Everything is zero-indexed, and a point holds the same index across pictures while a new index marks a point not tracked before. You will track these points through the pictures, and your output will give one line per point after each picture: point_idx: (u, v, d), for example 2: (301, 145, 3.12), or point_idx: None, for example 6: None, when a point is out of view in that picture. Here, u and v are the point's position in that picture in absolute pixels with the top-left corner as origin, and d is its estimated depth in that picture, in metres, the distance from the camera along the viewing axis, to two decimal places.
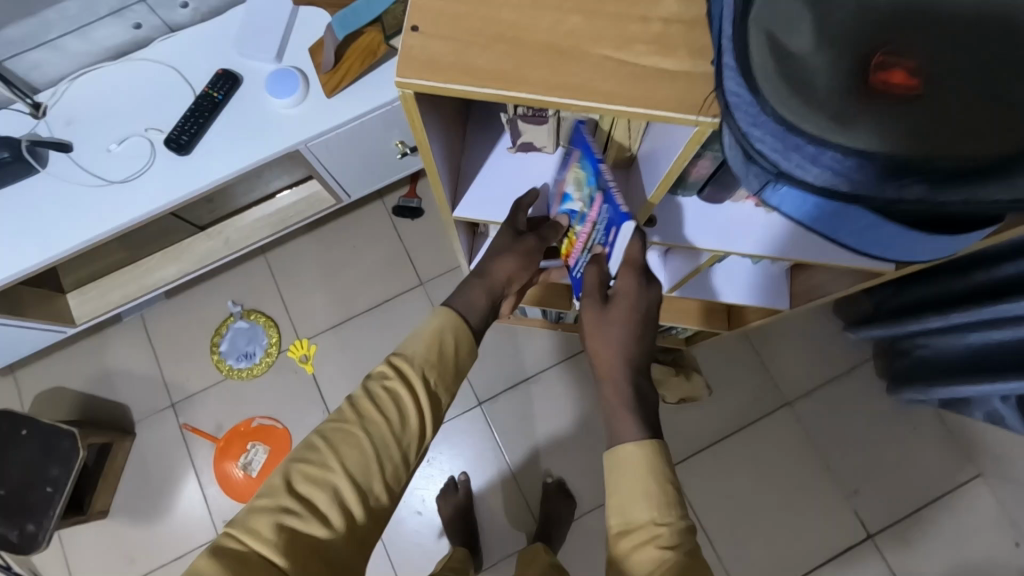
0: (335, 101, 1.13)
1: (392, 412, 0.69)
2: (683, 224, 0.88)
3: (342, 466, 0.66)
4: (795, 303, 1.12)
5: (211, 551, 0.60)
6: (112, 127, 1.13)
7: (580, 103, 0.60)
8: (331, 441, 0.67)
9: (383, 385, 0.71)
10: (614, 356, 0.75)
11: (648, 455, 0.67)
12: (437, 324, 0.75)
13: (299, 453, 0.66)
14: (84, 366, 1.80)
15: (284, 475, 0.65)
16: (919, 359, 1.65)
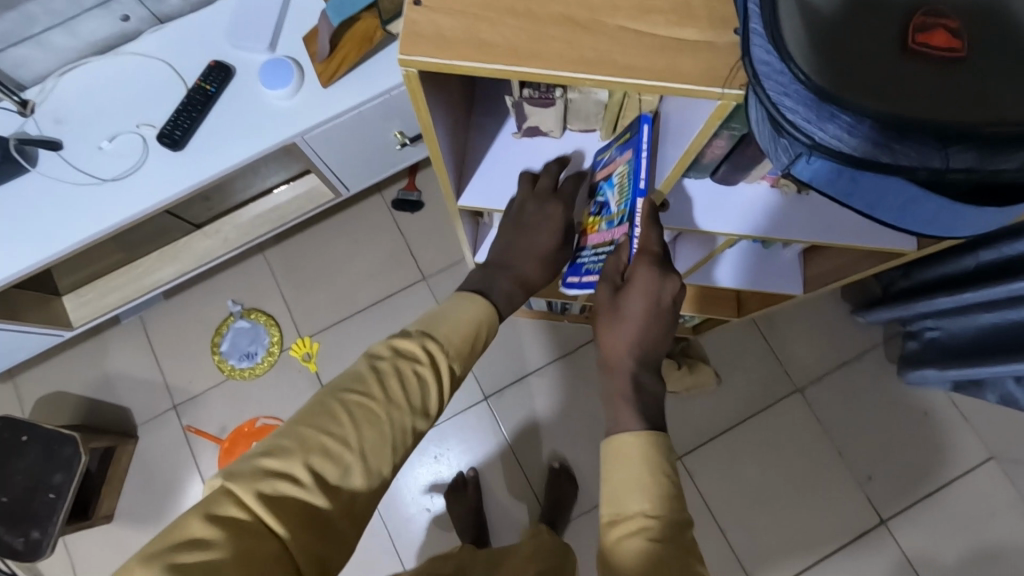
0: (331, 92, 1.10)
1: (418, 398, 0.67)
2: (698, 209, 0.85)
3: (360, 446, 0.62)
4: (808, 288, 1.10)
5: (210, 514, 0.56)
6: (104, 123, 1.10)
7: (598, 78, 0.57)
8: (353, 417, 0.63)
9: (414, 368, 0.67)
10: (622, 349, 0.72)
11: (646, 446, 0.64)
12: (472, 314, 0.72)
13: (316, 421, 0.62)
14: (84, 370, 1.77)
15: (301, 442, 0.61)
16: (933, 342, 1.63)
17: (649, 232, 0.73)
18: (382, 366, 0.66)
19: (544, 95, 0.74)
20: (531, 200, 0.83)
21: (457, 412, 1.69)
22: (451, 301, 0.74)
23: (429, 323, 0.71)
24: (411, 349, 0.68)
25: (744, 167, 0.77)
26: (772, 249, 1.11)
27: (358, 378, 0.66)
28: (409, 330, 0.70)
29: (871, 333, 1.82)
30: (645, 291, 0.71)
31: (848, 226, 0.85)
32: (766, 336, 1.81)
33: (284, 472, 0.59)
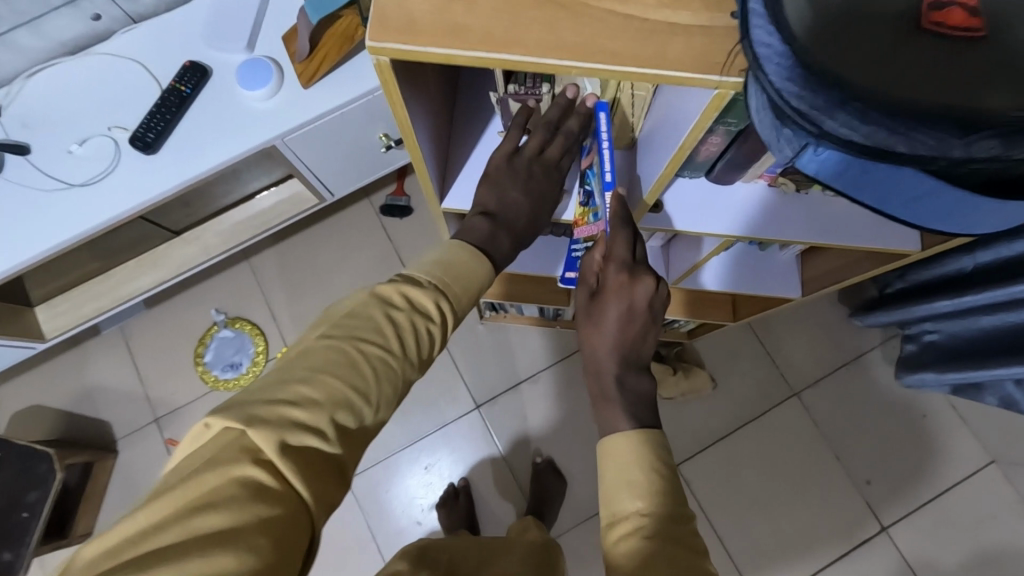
0: (311, 93, 1.06)
1: (426, 351, 0.66)
2: (698, 211, 0.81)
3: (377, 400, 0.61)
4: (806, 291, 1.06)
5: (235, 471, 0.51)
6: (75, 126, 1.05)
7: (585, 65, 0.54)
8: (372, 371, 0.61)
9: (427, 325, 0.65)
10: (602, 355, 0.67)
11: (633, 444, 0.60)
12: (485, 271, 0.71)
13: (335, 370, 0.59)
14: (62, 383, 1.71)
15: (324, 393, 0.58)
16: (931, 344, 1.60)
17: (616, 235, 0.68)
18: (397, 318, 0.64)
19: (529, 90, 0.76)
20: (536, 160, 0.78)
21: (448, 422, 1.64)
22: (460, 251, 0.71)
23: (445, 275, 0.68)
24: (426, 303, 0.66)
25: (740, 164, 0.73)
26: (768, 251, 1.07)
27: (372, 330, 0.63)
28: (422, 280, 0.67)
29: (868, 335, 1.79)
30: (619, 291, 0.68)
31: (851, 225, 0.82)
32: (762, 341, 1.78)
33: (308, 425, 0.56)
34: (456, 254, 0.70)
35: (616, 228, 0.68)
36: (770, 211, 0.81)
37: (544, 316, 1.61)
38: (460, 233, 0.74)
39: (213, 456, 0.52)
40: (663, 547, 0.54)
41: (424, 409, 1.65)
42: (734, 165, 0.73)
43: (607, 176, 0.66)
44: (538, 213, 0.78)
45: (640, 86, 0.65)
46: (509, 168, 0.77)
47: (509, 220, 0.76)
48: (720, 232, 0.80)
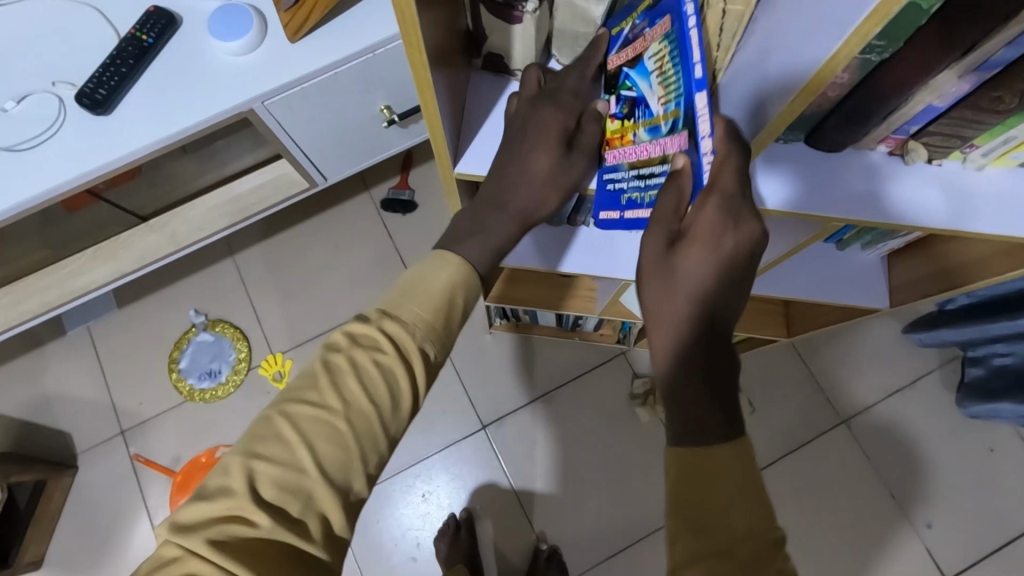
0: (298, 48, 0.88)
1: (384, 393, 0.50)
2: (820, 181, 0.59)
3: (318, 466, 0.47)
4: (897, 300, 0.87)
5: (171, 571, 0.43)
6: (16, 80, 0.88)
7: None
8: (302, 433, 0.47)
9: (374, 358, 0.50)
10: (682, 320, 0.50)
11: (684, 459, 0.47)
12: (450, 270, 0.53)
13: (258, 444, 0.47)
14: (16, 389, 1.51)
15: (245, 475, 0.46)
16: (1002, 369, 1.39)
17: (727, 160, 0.49)
18: (335, 361, 0.50)
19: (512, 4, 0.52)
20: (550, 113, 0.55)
21: (449, 445, 1.44)
22: (414, 269, 0.54)
23: (395, 298, 0.53)
24: (370, 336, 0.51)
25: (864, 117, 0.52)
26: (848, 251, 0.90)
27: (307, 381, 0.49)
28: (365, 312, 0.53)
29: (926, 356, 1.57)
30: (718, 236, 0.48)
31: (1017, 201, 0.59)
32: (807, 362, 1.57)
33: (235, 515, 0.45)
34: (416, 267, 0.55)
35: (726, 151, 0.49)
36: (920, 189, 0.60)
37: (561, 326, 1.42)
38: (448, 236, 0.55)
39: (155, 563, 0.44)
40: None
41: (421, 428, 1.45)
42: (851, 118, 0.53)
43: (697, 69, 0.44)
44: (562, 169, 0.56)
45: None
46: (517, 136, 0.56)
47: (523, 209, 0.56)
48: (828, 214, 0.58)
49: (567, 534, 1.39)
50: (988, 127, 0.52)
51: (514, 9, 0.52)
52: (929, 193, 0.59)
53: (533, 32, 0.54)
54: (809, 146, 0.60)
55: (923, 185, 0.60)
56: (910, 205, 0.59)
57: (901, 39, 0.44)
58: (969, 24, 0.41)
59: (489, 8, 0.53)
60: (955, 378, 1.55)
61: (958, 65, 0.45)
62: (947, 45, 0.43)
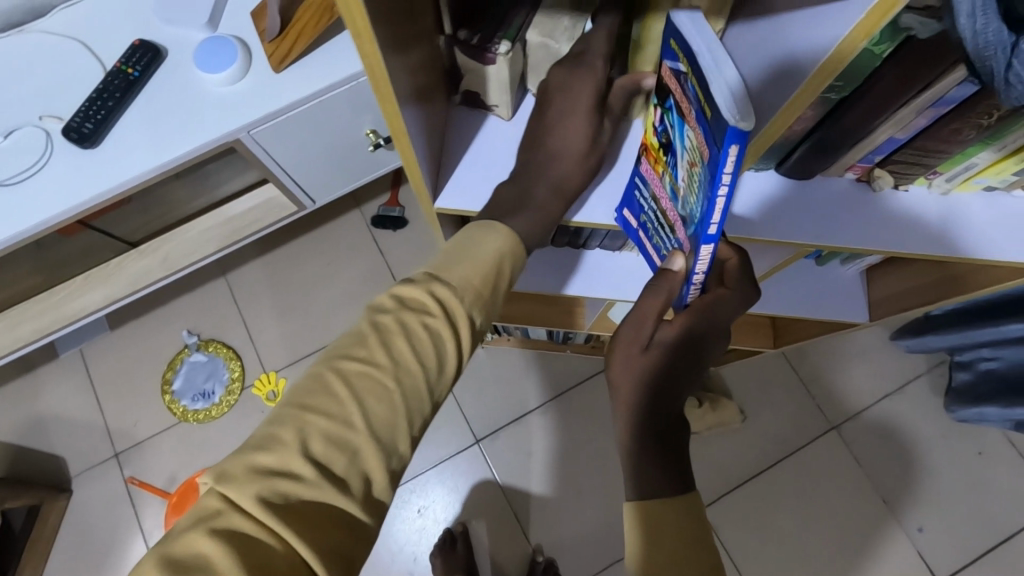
0: (284, 78, 0.90)
1: (432, 356, 0.49)
2: (789, 212, 0.62)
3: (366, 424, 0.46)
4: (877, 314, 0.88)
5: (215, 524, 0.42)
6: (3, 114, 0.89)
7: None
8: (352, 392, 0.47)
9: (423, 321, 0.49)
10: (644, 406, 0.55)
11: (645, 511, 0.54)
12: (497, 239, 0.53)
13: (307, 400, 0.46)
14: (7, 413, 1.50)
15: (295, 429, 0.45)
16: (990, 373, 1.40)
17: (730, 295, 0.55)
18: (383, 322, 0.49)
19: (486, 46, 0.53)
20: (580, 82, 0.55)
21: (443, 459, 1.45)
22: (470, 233, 0.54)
23: (442, 262, 0.52)
24: (418, 299, 0.50)
25: (833, 147, 0.54)
26: (827, 267, 0.92)
27: (355, 340, 0.49)
28: (412, 275, 0.52)
29: (914, 361, 1.59)
30: (695, 333, 0.55)
31: (981, 223, 0.61)
32: (798, 370, 1.58)
33: (283, 470, 0.44)
34: (464, 233, 0.54)
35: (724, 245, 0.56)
36: (894, 222, 0.61)
37: (553, 339, 1.44)
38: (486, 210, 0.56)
39: (196, 514, 0.43)
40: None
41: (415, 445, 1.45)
42: (821, 147, 0.54)
43: (712, 229, 0.44)
44: (596, 125, 0.57)
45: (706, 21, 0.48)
46: (544, 113, 0.57)
47: (558, 180, 0.57)
48: (802, 241, 0.60)
49: (563, 546, 1.40)
50: (949, 155, 0.53)
51: (488, 51, 0.53)
52: (903, 224, 0.61)
53: (507, 73, 0.55)
54: (780, 174, 0.62)
55: (896, 218, 0.61)
56: (883, 235, 0.61)
57: (857, 80, 0.47)
58: (924, 65, 0.44)
59: (466, 51, 0.54)
60: (943, 382, 1.57)
61: (918, 100, 0.47)
62: (905, 82, 0.45)
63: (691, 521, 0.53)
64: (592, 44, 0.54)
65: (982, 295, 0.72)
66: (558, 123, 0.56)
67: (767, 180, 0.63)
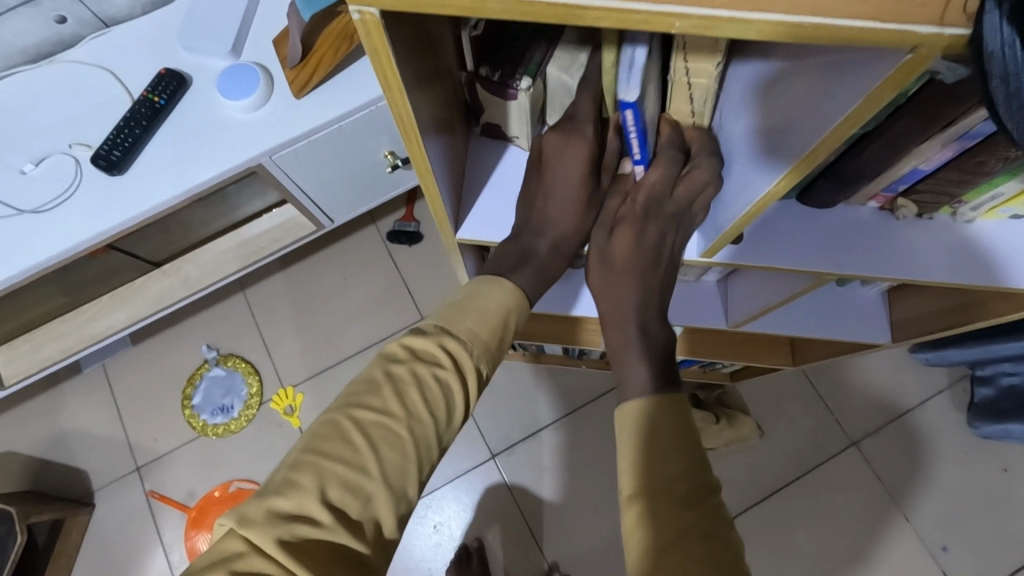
0: (305, 104, 0.91)
1: (441, 407, 0.51)
2: (810, 242, 0.62)
3: (380, 472, 0.47)
4: (899, 336, 0.87)
5: (236, 566, 0.42)
6: (35, 143, 0.91)
7: (699, 11, 0.34)
8: (367, 440, 0.48)
9: (435, 373, 0.51)
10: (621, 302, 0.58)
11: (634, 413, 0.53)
12: (504, 293, 0.55)
13: (325, 447, 0.47)
14: (32, 427, 1.52)
15: (312, 475, 0.46)
16: (1011, 389, 1.37)
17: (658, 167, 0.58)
18: (397, 373, 0.50)
19: (506, 82, 0.54)
20: (572, 145, 0.57)
21: (460, 474, 1.45)
22: (480, 286, 0.55)
23: (452, 312, 0.54)
24: (430, 351, 0.51)
25: (859, 178, 0.54)
26: (848, 287, 0.91)
27: (368, 388, 0.50)
28: (424, 326, 0.53)
29: (935, 376, 1.56)
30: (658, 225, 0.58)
31: (1010, 251, 0.60)
32: (817, 385, 1.56)
33: (301, 513, 0.45)
34: (472, 285, 0.56)
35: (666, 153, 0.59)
36: (919, 251, 0.61)
37: (568, 355, 1.44)
38: (489, 264, 0.58)
39: (216, 555, 0.43)
40: (694, 559, 0.45)
41: None
42: (840, 178, 0.55)
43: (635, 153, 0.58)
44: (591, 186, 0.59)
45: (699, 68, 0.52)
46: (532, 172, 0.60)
47: (559, 236, 0.59)
48: (823, 269, 0.60)
49: (578, 563, 1.39)
50: (974, 185, 0.53)
51: (509, 87, 0.54)
52: (928, 253, 0.61)
53: (527, 107, 0.56)
54: (800, 203, 0.63)
55: (921, 248, 0.61)
56: (909, 264, 0.60)
57: (884, 114, 0.48)
58: (948, 103, 0.43)
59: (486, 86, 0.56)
60: (965, 397, 1.54)
61: (940, 135, 0.47)
62: (927, 120, 0.45)
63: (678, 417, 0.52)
64: (580, 106, 0.57)
65: (1006, 320, 0.71)
66: (553, 178, 0.58)
67: (787, 210, 0.63)
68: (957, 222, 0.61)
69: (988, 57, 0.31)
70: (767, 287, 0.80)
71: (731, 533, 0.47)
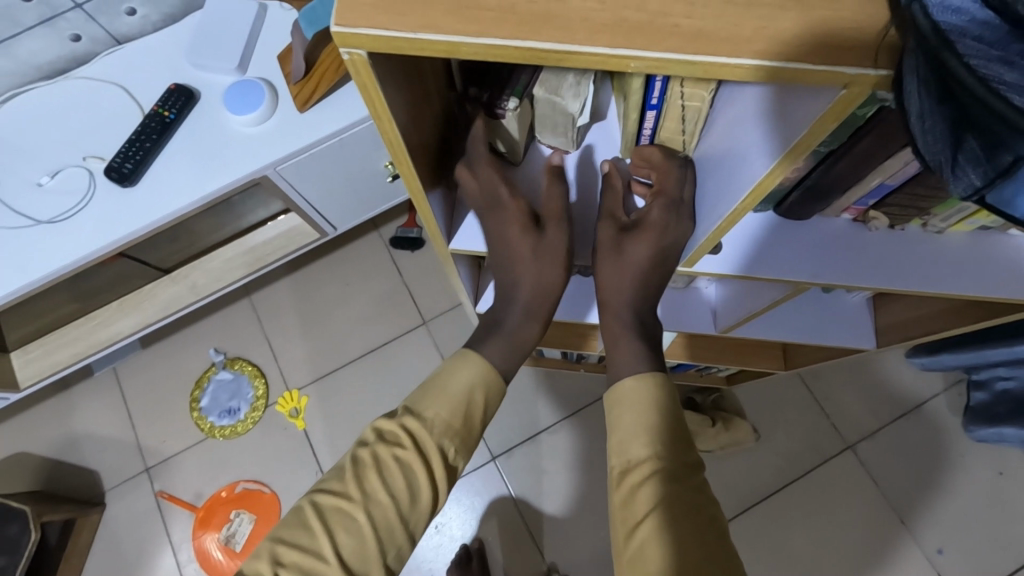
0: (308, 117, 0.95)
1: (403, 487, 0.59)
2: (788, 251, 0.65)
3: (337, 555, 0.56)
4: (883, 341, 0.89)
5: None
6: (50, 156, 0.96)
7: (651, 54, 0.37)
8: (325, 526, 0.57)
9: (394, 454, 0.59)
10: (620, 300, 0.63)
11: (635, 395, 0.58)
12: (463, 373, 0.63)
13: (288, 533, 0.57)
14: (45, 429, 1.57)
15: (278, 557, 0.56)
16: (1005, 393, 1.38)
17: (671, 171, 0.60)
18: (361, 457, 0.59)
19: (494, 105, 0.58)
20: (504, 215, 0.62)
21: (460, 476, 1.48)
22: (447, 366, 0.64)
23: (418, 395, 0.63)
24: (392, 433, 0.60)
25: (829, 192, 0.58)
26: (834, 294, 0.94)
27: (336, 474, 0.59)
28: (391, 411, 0.63)
29: (931, 380, 1.58)
30: (664, 246, 0.61)
31: (983, 259, 0.63)
32: (813, 389, 1.58)
33: None
34: (436, 370, 0.64)
35: (669, 167, 0.60)
36: (892, 260, 0.64)
37: (566, 359, 1.46)
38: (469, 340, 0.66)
39: None
40: (682, 528, 0.51)
41: None
42: (814, 194, 0.58)
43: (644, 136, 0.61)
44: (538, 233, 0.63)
45: (693, 93, 0.53)
46: (484, 216, 0.63)
47: (532, 288, 0.64)
48: (800, 278, 0.63)
49: (577, 564, 1.41)
50: (942, 200, 0.56)
51: (498, 108, 0.58)
52: (901, 260, 0.64)
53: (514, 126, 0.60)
54: (776, 214, 0.66)
55: (893, 256, 0.64)
56: (881, 272, 0.63)
57: (844, 134, 0.51)
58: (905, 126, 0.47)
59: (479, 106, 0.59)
60: (961, 401, 1.55)
61: (903, 152, 0.50)
62: (888, 138, 0.48)
63: (670, 402, 0.58)
64: (480, 173, 0.61)
65: (982, 327, 0.73)
66: (502, 248, 0.64)
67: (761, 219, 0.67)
68: (929, 231, 0.64)
69: (906, 98, 0.33)
70: (753, 295, 0.83)
71: (715, 503, 0.55)
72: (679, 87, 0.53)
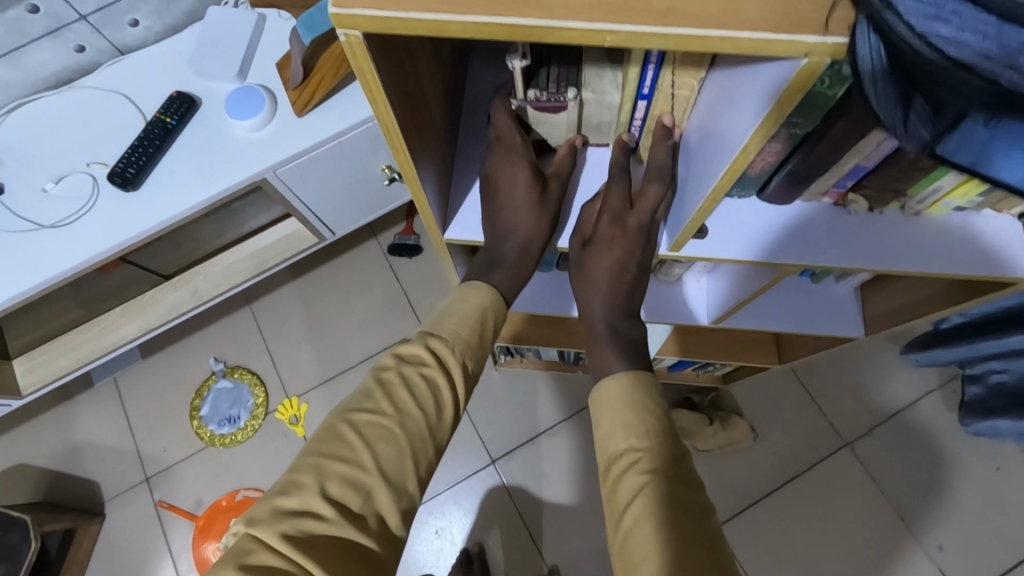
0: (306, 121, 0.98)
1: (432, 402, 0.57)
2: (774, 233, 0.67)
3: (377, 466, 0.53)
4: (871, 329, 0.91)
5: (246, 560, 0.47)
6: (55, 163, 0.98)
7: (626, 27, 0.40)
8: (363, 439, 0.53)
9: (421, 371, 0.57)
10: (592, 303, 0.68)
11: (610, 393, 0.59)
12: (479, 297, 0.63)
13: (323, 448, 0.52)
14: (45, 441, 1.57)
15: (313, 475, 0.51)
16: (1000, 386, 1.35)
17: (613, 185, 0.64)
18: (387, 377, 0.57)
19: (555, 97, 0.61)
20: (510, 173, 0.64)
21: (461, 480, 1.48)
22: (464, 294, 0.64)
23: (435, 320, 0.62)
24: (415, 353, 0.58)
25: (806, 177, 0.61)
26: (823, 284, 0.96)
27: (363, 395, 0.56)
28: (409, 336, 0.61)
29: (926, 376, 1.59)
30: (625, 256, 0.66)
31: (960, 240, 0.65)
32: (809, 386, 1.60)
33: (306, 511, 0.49)
34: (450, 298, 0.64)
35: (613, 177, 0.65)
36: (876, 241, 0.66)
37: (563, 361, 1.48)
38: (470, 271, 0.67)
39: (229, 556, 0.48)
40: (669, 524, 0.50)
41: None
42: (794, 179, 0.61)
43: (636, 124, 0.64)
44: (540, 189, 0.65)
45: (683, 81, 0.56)
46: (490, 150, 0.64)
47: (526, 244, 0.66)
48: (781, 261, 0.65)
49: (578, 566, 1.41)
50: (916, 179, 0.58)
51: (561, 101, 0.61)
52: (884, 241, 0.66)
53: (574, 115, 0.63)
54: (760, 197, 0.68)
55: (877, 237, 0.66)
56: (865, 253, 0.65)
57: (816, 116, 0.53)
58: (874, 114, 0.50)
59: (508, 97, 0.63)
60: (956, 397, 1.57)
61: (875, 133, 0.53)
62: (858, 122, 0.51)
63: (649, 397, 0.59)
64: (499, 121, 0.64)
65: (964, 311, 0.76)
66: (503, 209, 0.65)
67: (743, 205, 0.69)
68: (911, 214, 0.66)
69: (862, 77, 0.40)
70: (743, 283, 0.85)
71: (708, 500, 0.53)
72: (671, 73, 0.55)
